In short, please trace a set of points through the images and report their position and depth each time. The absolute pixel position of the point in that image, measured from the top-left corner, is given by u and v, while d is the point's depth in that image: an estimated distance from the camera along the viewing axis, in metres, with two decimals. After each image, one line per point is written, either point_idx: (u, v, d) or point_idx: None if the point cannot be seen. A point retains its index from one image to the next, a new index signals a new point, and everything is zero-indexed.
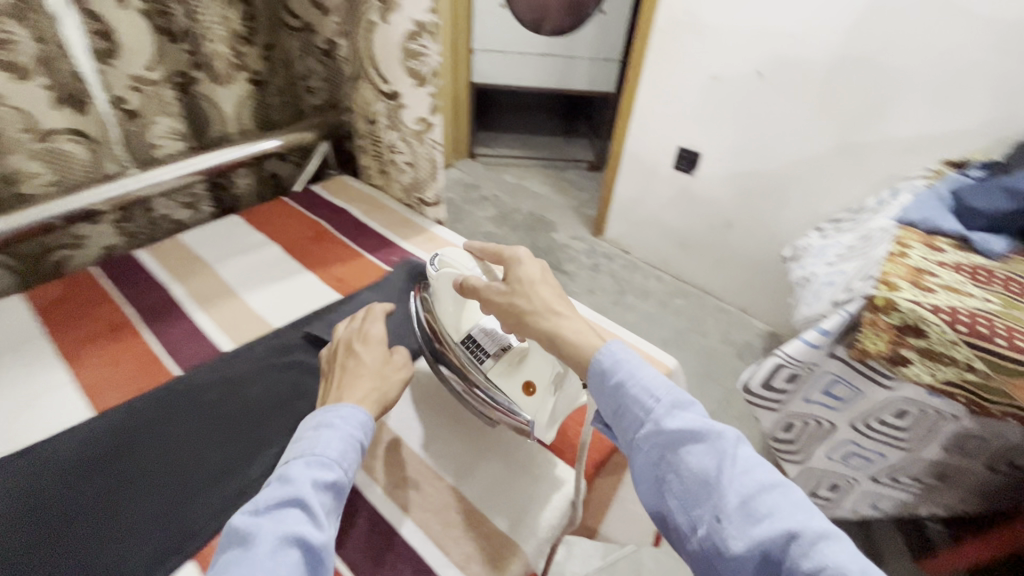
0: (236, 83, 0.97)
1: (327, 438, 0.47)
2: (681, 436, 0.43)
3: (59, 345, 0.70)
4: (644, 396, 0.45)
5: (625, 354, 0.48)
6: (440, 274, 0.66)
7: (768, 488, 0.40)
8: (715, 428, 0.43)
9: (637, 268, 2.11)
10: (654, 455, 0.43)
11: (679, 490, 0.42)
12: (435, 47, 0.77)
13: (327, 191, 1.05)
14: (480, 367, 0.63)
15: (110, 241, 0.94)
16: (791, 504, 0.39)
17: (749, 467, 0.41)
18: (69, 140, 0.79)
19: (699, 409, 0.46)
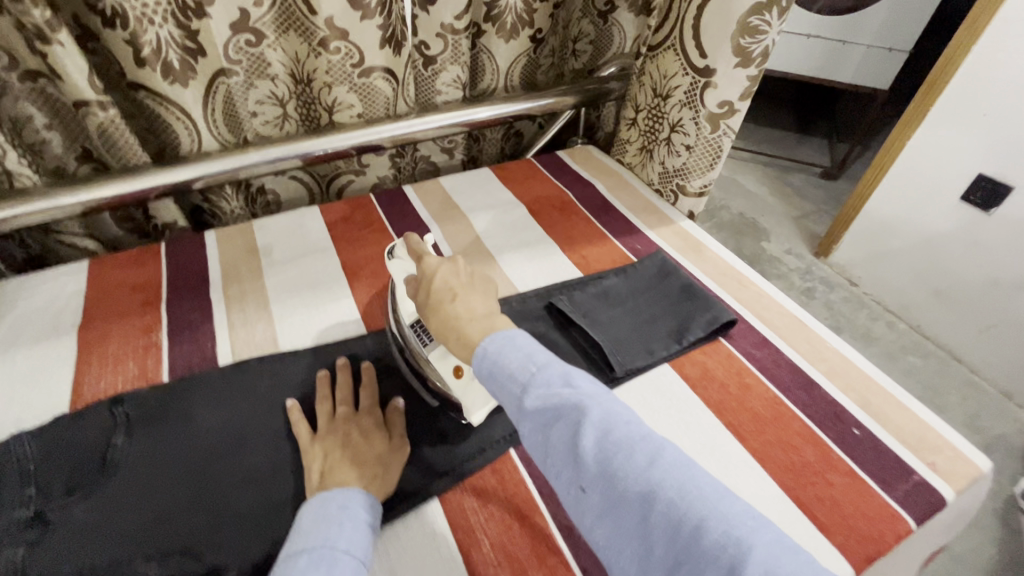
0: (518, 39, 0.96)
1: (334, 528, 0.45)
2: (546, 415, 0.42)
3: (342, 257, 0.78)
4: (508, 381, 0.44)
5: (491, 338, 0.47)
6: (394, 264, 0.65)
7: (630, 441, 0.39)
8: (577, 398, 0.41)
9: (860, 306, 1.77)
10: (530, 443, 0.42)
11: (549, 467, 0.41)
12: (776, 25, 0.70)
13: (573, 159, 1.03)
14: (422, 351, 0.59)
15: (382, 172, 1.02)
16: (649, 458, 0.38)
17: (606, 424, 0.40)
18: (381, 77, 0.86)
19: (565, 372, 0.44)
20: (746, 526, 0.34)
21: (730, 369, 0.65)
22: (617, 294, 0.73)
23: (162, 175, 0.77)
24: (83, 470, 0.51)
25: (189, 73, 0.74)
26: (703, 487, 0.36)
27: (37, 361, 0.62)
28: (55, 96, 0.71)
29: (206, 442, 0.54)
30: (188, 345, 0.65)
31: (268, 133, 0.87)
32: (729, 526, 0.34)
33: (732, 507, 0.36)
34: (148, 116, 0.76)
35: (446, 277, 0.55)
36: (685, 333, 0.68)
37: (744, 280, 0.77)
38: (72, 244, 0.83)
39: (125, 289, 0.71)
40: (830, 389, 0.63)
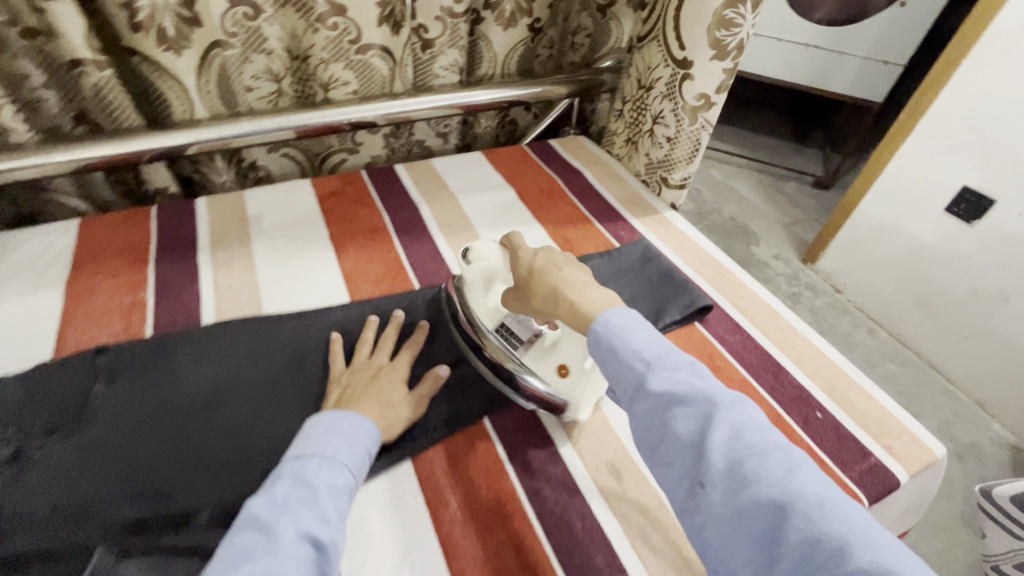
0: (515, 28, 0.98)
1: (342, 445, 0.47)
2: (669, 399, 0.40)
3: (331, 228, 0.79)
4: (631, 358, 0.43)
5: (614, 315, 0.46)
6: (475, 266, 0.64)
7: (764, 446, 0.37)
8: (707, 391, 0.40)
9: (843, 312, 1.80)
10: (644, 421, 0.41)
11: (660, 453, 0.40)
12: (750, 18, 0.71)
13: (564, 148, 1.05)
14: (515, 354, 0.60)
15: (377, 152, 1.03)
16: (786, 468, 0.36)
17: (738, 422, 0.38)
18: (378, 55, 0.87)
19: (692, 362, 0.43)
20: (901, 561, 0.31)
21: (702, 353, 0.67)
22: (599, 275, 0.75)
23: (154, 140, 0.77)
24: (64, 412, 0.53)
25: (184, 41, 0.74)
26: (851, 512, 0.33)
27: (21, 313, 0.62)
28: (51, 54, 0.71)
29: (186, 394, 0.56)
30: (174, 305, 0.66)
31: (261, 109, 0.88)
32: (876, 555, 0.31)
33: (876, 536, 0.33)
34: (143, 82, 0.77)
35: (544, 256, 0.57)
36: (661, 315, 0.70)
37: (724, 270, 0.79)
38: (60, 203, 0.83)
39: (113, 250, 0.72)
40: (798, 375, 0.65)
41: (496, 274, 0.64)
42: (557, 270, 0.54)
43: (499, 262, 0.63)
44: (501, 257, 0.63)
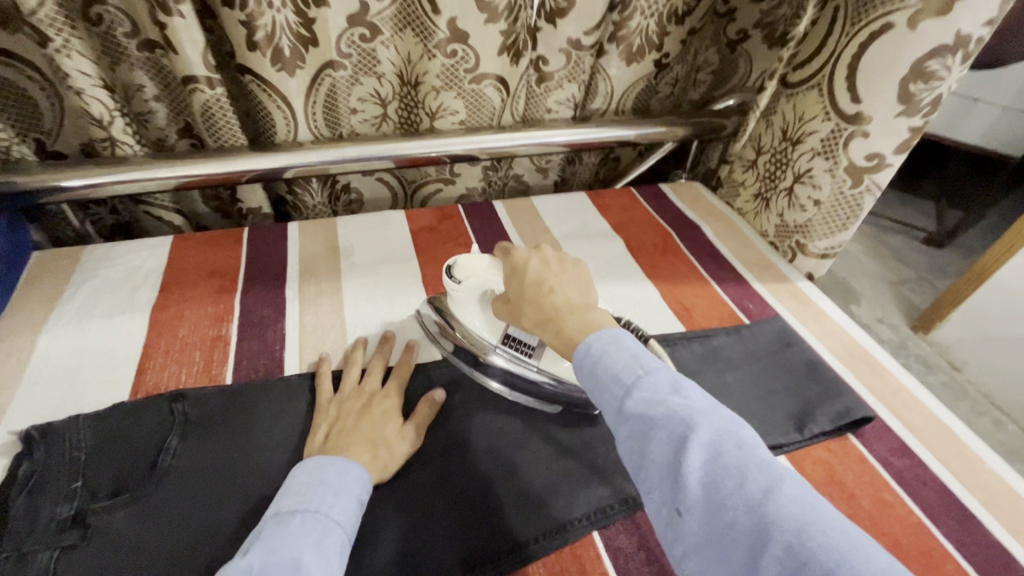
0: (641, 63, 0.88)
1: (328, 497, 0.42)
2: (647, 423, 0.35)
3: (424, 269, 0.73)
4: (611, 381, 0.38)
5: (595, 336, 0.41)
6: (460, 285, 0.58)
7: (743, 467, 0.32)
8: (684, 409, 0.35)
9: (960, 394, 1.55)
10: (626, 450, 0.36)
11: (642, 481, 0.35)
12: (957, 71, 0.58)
13: (677, 196, 0.94)
14: (529, 363, 0.58)
15: (473, 184, 0.95)
16: (764, 488, 0.31)
17: (718, 442, 0.33)
18: (492, 85, 0.80)
19: (673, 377, 0.38)
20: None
21: (864, 479, 0.54)
22: (727, 357, 0.64)
23: (255, 160, 0.73)
24: (132, 470, 0.47)
25: (298, 62, 0.71)
26: (833, 534, 0.28)
27: (105, 339, 0.59)
28: (166, 66, 0.69)
29: (261, 461, 0.49)
30: (257, 345, 0.60)
31: (366, 132, 0.84)
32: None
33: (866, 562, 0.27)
34: (252, 101, 0.74)
35: (536, 270, 0.50)
36: (807, 422, 0.57)
37: (881, 369, 0.66)
38: (155, 216, 0.80)
39: (201, 274, 0.68)
40: (994, 528, 0.51)
41: (487, 288, 0.58)
42: (547, 292, 0.48)
43: (487, 274, 0.57)
44: (494, 267, 0.57)
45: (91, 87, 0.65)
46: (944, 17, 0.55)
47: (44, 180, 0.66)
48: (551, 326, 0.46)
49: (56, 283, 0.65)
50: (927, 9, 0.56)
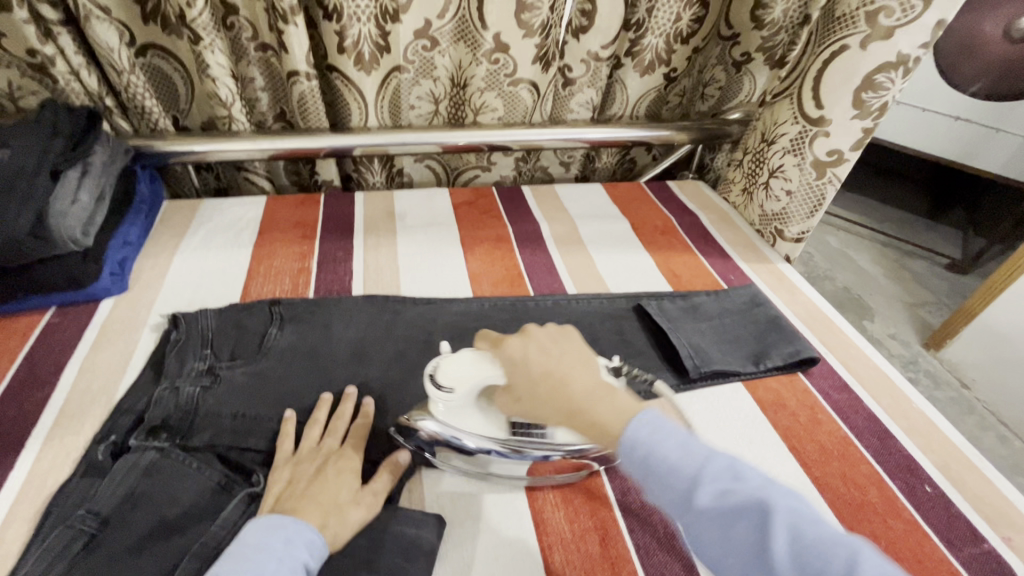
0: (652, 75, 1.04)
1: (271, 564, 0.42)
2: (725, 514, 0.38)
3: (460, 232, 0.90)
4: (671, 474, 0.40)
5: (637, 423, 0.43)
6: (455, 393, 0.52)
7: (825, 543, 0.35)
8: (757, 495, 0.37)
9: (968, 411, 1.48)
10: (707, 543, 0.38)
11: (731, 570, 0.37)
12: (899, 83, 0.75)
13: (682, 191, 1.08)
14: (549, 444, 0.55)
15: (506, 172, 1.13)
16: (853, 563, 0.33)
17: (795, 522, 0.36)
18: (527, 88, 0.97)
19: (730, 463, 0.40)
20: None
21: (804, 403, 0.67)
22: (704, 311, 0.77)
23: (333, 139, 0.92)
24: (246, 346, 0.65)
25: (374, 64, 0.89)
26: None
27: (221, 262, 0.78)
28: (274, 66, 0.89)
29: (336, 348, 0.66)
30: (332, 275, 0.78)
31: (419, 125, 1.02)
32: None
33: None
34: (335, 95, 0.94)
35: (539, 359, 0.50)
36: (763, 358, 0.71)
37: (836, 329, 0.78)
38: (251, 182, 1.00)
39: (290, 224, 0.87)
40: (907, 444, 0.63)
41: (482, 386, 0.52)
42: (562, 383, 0.48)
43: (479, 373, 0.52)
44: (481, 362, 0.52)
45: (223, 77, 0.84)
46: (891, 37, 0.71)
47: (177, 146, 0.86)
48: (579, 419, 0.46)
49: (182, 222, 0.85)
50: (876, 34, 0.72)
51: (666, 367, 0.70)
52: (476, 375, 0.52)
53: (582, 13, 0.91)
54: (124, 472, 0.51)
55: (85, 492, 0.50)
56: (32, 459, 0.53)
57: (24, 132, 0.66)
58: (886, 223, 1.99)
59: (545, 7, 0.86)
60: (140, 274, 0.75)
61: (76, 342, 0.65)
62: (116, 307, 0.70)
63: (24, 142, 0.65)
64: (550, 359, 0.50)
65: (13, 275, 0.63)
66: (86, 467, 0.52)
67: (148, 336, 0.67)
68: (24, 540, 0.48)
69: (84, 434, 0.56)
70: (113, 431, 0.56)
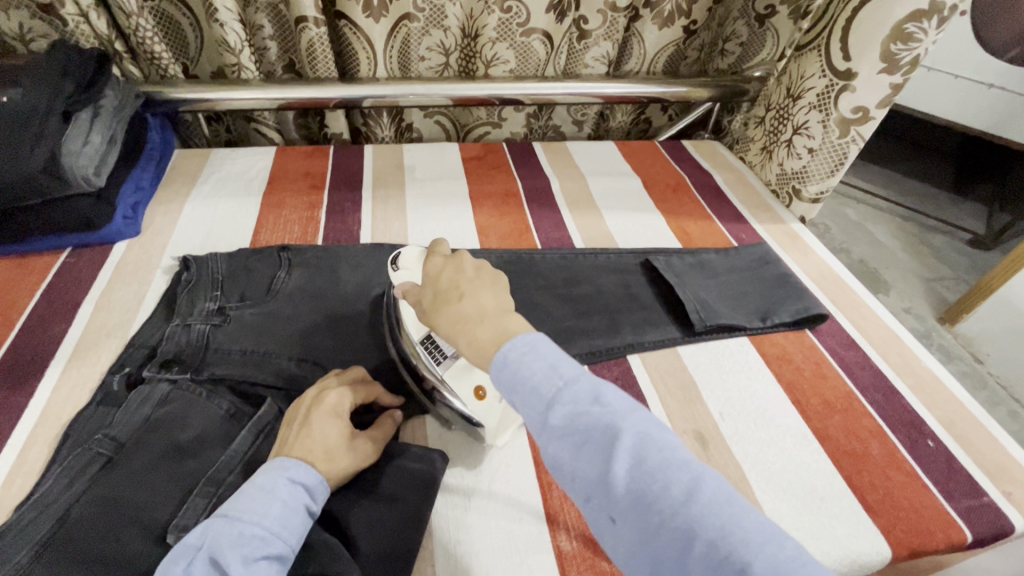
0: (671, 27, 1.01)
1: (274, 507, 0.42)
2: (574, 437, 0.36)
3: (469, 186, 0.89)
4: (531, 393, 0.38)
5: (511, 343, 0.40)
6: (399, 274, 0.58)
7: (665, 468, 0.34)
8: (608, 420, 0.36)
9: (980, 386, 1.46)
10: (555, 464, 0.37)
11: (575, 489, 0.36)
12: (932, 35, 0.71)
13: (696, 150, 1.06)
14: (434, 370, 0.56)
15: (517, 129, 1.11)
16: (685, 489, 0.33)
17: (643, 448, 0.35)
18: (539, 39, 0.95)
19: (594, 385, 0.38)
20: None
21: (810, 358, 0.67)
22: (713, 268, 0.77)
23: (343, 89, 0.91)
24: (255, 288, 0.66)
25: (383, 11, 0.87)
26: (749, 530, 0.31)
27: (231, 209, 0.79)
28: (283, 13, 0.88)
29: (343, 293, 0.67)
30: (340, 225, 0.78)
31: (429, 78, 1.00)
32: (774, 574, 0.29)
33: (774, 551, 0.31)
34: (344, 43, 0.92)
35: (449, 274, 0.47)
36: (770, 314, 0.70)
37: (847, 288, 0.77)
38: (261, 133, 0.99)
39: (299, 174, 0.87)
40: (911, 401, 0.63)
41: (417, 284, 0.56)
42: (456, 299, 0.44)
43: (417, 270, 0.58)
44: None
45: (231, 22, 0.83)
46: None
47: (188, 94, 0.86)
48: (462, 334, 0.43)
49: (193, 170, 0.85)
50: None
51: (671, 320, 0.70)
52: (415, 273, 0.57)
53: None
54: (139, 400, 0.53)
55: (102, 418, 0.53)
56: (51, 389, 0.56)
57: (36, 75, 0.67)
58: (909, 196, 1.93)
59: None
60: (153, 218, 0.76)
61: (91, 281, 0.66)
62: (129, 250, 0.71)
63: (36, 83, 0.65)
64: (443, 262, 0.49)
65: (31, 214, 0.65)
66: (103, 395, 0.54)
67: (160, 279, 0.68)
68: (45, 461, 0.50)
69: (100, 367, 0.58)
70: (128, 362, 0.58)
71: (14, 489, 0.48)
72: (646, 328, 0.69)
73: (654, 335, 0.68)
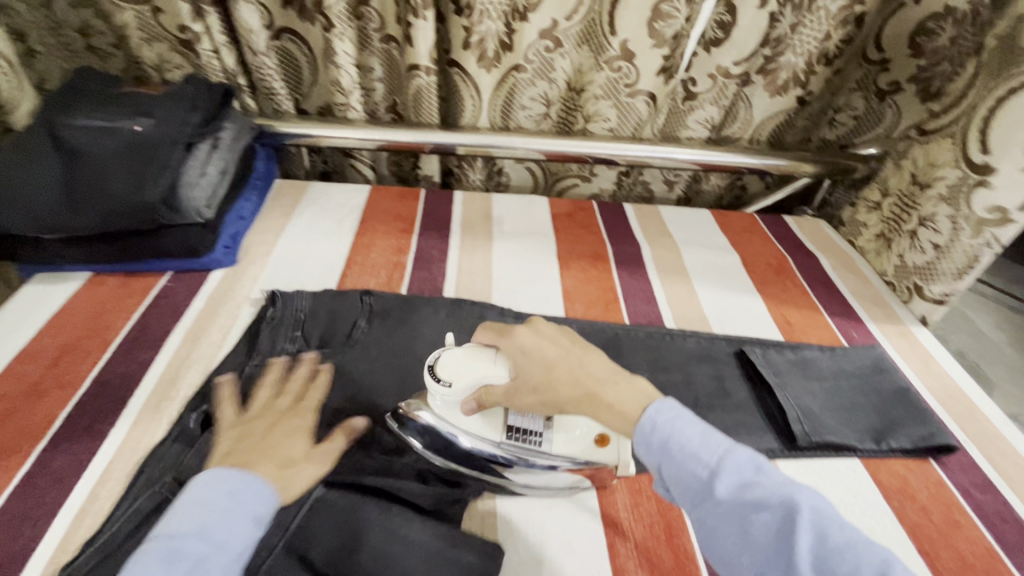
0: (785, 96, 0.94)
1: (215, 516, 0.42)
2: (744, 505, 0.40)
3: (557, 244, 0.86)
4: (694, 463, 0.42)
5: (666, 412, 0.45)
6: (453, 389, 0.51)
7: (842, 544, 0.37)
8: (778, 491, 0.40)
9: None
10: (721, 535, 0.40)
11: (746, 563, 0.39)
12: None
13: (798, 226, 0.99)
14: (540, 452, 0.53)
15: (606, 187, 1.08)
16: (870, 563, 0.36)
17: (820, 523, 0.38)
18: (644, 100, 0.92)
19: (751, 457, 0.43)
20: None
21: (938, 499, 0.57)
22: (818, 368, 0.69)
23: (443, 135, 0.91)
24: (336, 333, 0.65)
25: (495, 62, 0.87)
26: None
27: (321, 246, 0.80)
28: (395, 56, 0.89)
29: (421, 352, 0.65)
30: (425, 274, 0.77)
31: (527, 126, 0.98)
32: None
33: None
34: (452, 90, 0.92)
35: (559, 357, 0.50)
36: (886, 437, 0.62)
37: (978, 414, 0.68)
38: (357, 170, 1.03)
39: (389, 216, 0.87)
40: None
41: (480, 384, 0.51)
42: (578, 373, 0.49)
43: (472, 372, 0.51)
44: (480, 355, 0.52)
45: (347, 65, 0.86)
46: None
47: (296, 129, 0.90)
48: (600, 408, 0.48)
49: (290, 203, 0.88)
50: None
51: (769, 428, 0.63)
52: (471, 368, 0.51)
53: (718, 25, 0.85)
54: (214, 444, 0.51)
55: (177, 457, 0.52)
56: (131, 421, 0.55)
57: (168, 107, 0.70)
58: None
59: (682, 15, 0.80)
60: (248, 249, 0.77)
61: (183, 309, 0.68)
62: (223, 279, 0.72)
63: (166, 115, 0.69)
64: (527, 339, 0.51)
65: (142, 240, 0.68)
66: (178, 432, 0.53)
67: (247, 312, 0.69)
68: (116, 499, 0.49)
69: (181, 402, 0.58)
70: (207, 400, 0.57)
71: (84, 527, 0.47)
72: (742, 434, 0.62)
73: (750, 443, 0.62)
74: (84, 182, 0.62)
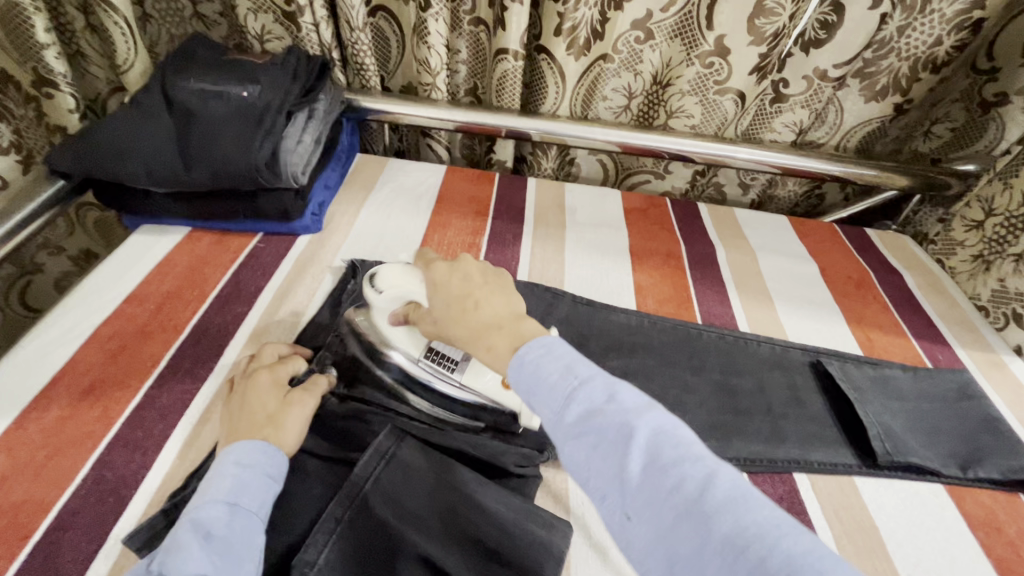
0: (882, 103, 0.90)
1: (230, 479, 0.43)
2: (587, 433, 0.37)
3: (630, 239, 0.85)
4: (548, 392, 0.40)
5: (530, 346, 0.43)
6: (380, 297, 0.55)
7: (676, 462, 0.34)
8: (620, 419, 0.36)
9: None
10: (571, 464, 0.38)
11: (591, 488, 0.36)
12: None
13: (882, 242, 0.95)
14: (450, 378, 0.56)
15: (678, 185, 1.07)
16: (695, 480, 0.33)
17: (655, 445, 0.35)
18: (732, 98, 0.90)
19: (607, 385, 0.39)
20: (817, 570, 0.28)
21: None
22: (899, 388, 0.67)
23: (522, 121, 0.91)
24: None
25: (585, 50, 0.87)
26: (759, 523, 0.30)
27: (400, 222, 0.82)
28: (482, 41, 0.91)
29: None
30: (499, 257, 0.78)
31: (606, 119, 0.98)
32: (790, 572, 0.28)
33: (794, 547, 0.29)
34: (536, 77, 0.92)
35: (460, 283, 0.49)
36: (974, 465, 0.59)
37: None
38: (432, 149, 1.03)
39: (465, 198, 0.89)
40: None
41: (409, 301, 0.54)
42: (473, 307, 0.47)
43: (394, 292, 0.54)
44: (413, 277, 0.53)
45: (438, 44, 0.86)
46: None
47: (381, 105, 0.91)
48: (483, 341, 0.46)
49: (371, 177, 0.90)
50: None
51: (845, 442, 0.62)
52: (400, 294, 0.53)
53: (821, 25, 0.82)
54: None
55: None
56: (228, 366, 0.58)
57: (271, 74, 0.74)
58: None
59: (786, 13, 0.78)
60: (333, 218, 0.80)
61: (274, 269, 0.71)
62: (309, 245, 0.76)
63: (271, 82, 0.73)
64: (443, 278, 0.50)
65: (240, 198, 0.71)
66: None
67: (330, 277, 0.71)
68: (217, 438, 0.52)
69: None
70: None
71: (189, 460, 0.50)
72: (819, 446, 0.61)
73: (827, 456, 0.60)
74: (196, 139, 0.66)
